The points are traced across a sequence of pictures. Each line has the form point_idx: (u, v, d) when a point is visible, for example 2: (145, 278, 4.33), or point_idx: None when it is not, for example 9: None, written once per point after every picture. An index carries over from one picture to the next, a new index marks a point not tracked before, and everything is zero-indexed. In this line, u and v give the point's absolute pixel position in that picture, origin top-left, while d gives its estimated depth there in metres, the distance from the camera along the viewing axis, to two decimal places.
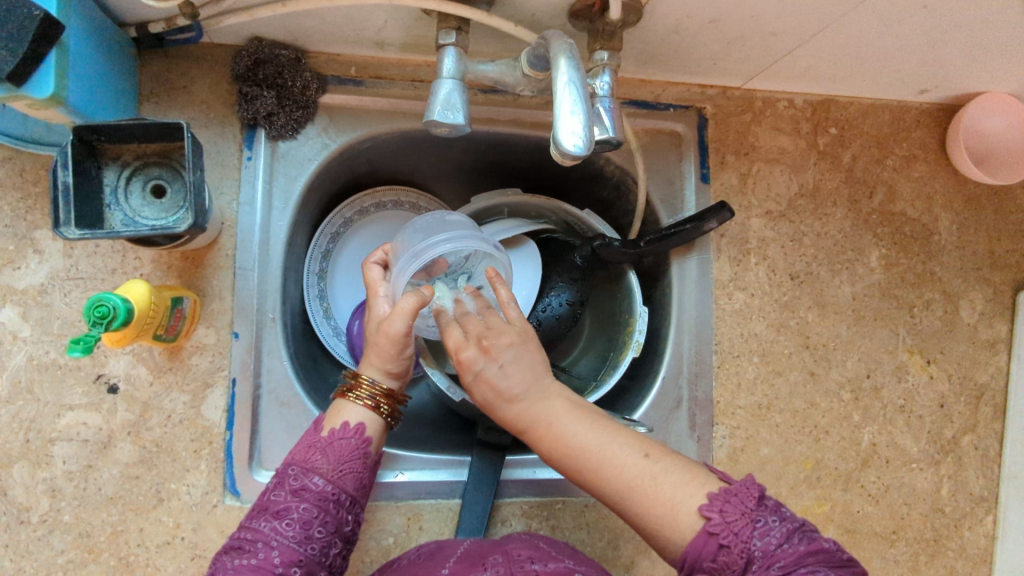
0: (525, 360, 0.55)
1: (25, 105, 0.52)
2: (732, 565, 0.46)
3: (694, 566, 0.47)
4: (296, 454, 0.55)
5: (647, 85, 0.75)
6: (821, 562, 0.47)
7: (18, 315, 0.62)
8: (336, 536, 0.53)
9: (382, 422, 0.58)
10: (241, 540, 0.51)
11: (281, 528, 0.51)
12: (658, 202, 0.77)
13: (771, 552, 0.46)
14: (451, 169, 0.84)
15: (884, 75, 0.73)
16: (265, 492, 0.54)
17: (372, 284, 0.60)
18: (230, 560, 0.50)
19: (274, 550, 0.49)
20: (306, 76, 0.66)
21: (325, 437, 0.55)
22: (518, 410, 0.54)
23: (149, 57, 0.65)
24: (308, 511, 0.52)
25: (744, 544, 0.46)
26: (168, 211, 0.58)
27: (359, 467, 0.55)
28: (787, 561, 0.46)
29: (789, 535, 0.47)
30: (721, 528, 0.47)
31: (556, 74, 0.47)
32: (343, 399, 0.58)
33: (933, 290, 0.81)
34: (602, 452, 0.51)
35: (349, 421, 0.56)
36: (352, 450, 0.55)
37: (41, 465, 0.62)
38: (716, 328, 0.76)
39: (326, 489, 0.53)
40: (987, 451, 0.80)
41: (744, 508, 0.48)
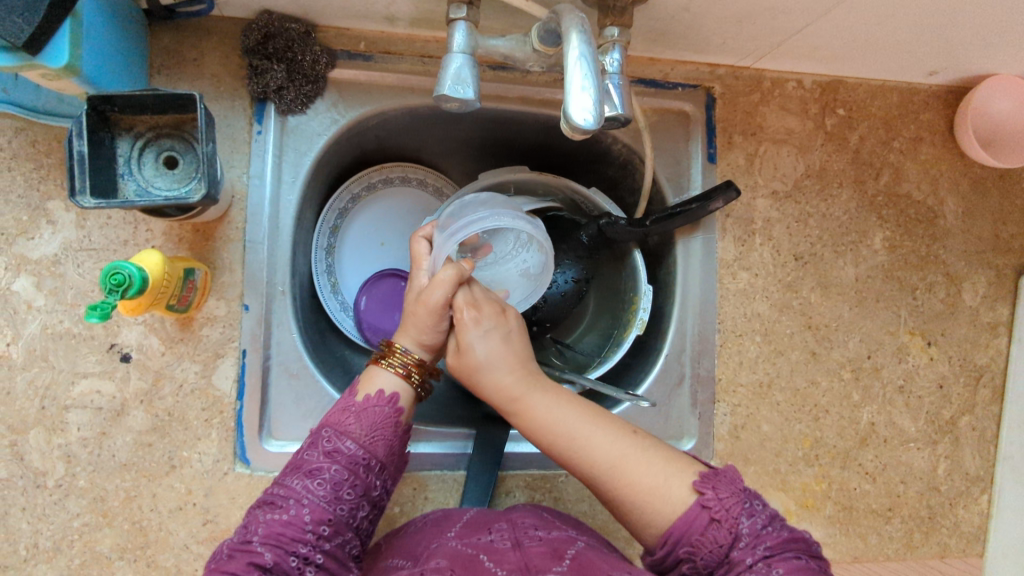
0: (511, 339, 0.58)
1: (39, 74, 0.52)
2: (720, 541, 0.48)
3: (682, 540, 0.49)
4: (330, 417, 0.56)
5: (655, 64, 0.75)
6: (804, 550, 0.48)
7: (32, 285, 0.63)
8: (364, 500, 0.53)
9: (413, 392, 0.59)
10: (273, 495, 0.51)
11: (313, 487, 0.51)
12: (665, 181, 0.77)
13: (757, 532, 0.48)
14: (459, 146, 0.85)
15: (893, 56, 0.73)
16: (299, 450, 0.54)
17: (417, 255, 0.61)
18: (262, 513, 0.51)
19: (305, 508, 0.50)
20: (316, 50, 0.66)
21: (359, 402, 0.56)
22: (505, 387, 0.56)
23: (160, 29, 0.65)
24: (339, 473, 0.52)
25: (733, 521, 0.48)
26: (180, 183, 0.58)
27: (391, 435, 0.56)
28: (772, 542, 0.48)
29: (773, 520, 0.49)
30: (713, 504, 0.49)
31: (567, 48, 0.47)
32: (375, 366, 0.58)
33: (936, 272, 0.81)
34: (591, 433, 0.53)
35: (384, 389, 0.57)
36: (385, 418, 0.56)
37: (56, 431, 0.63)
38: (720, 307, 0.77)
39: (358, 453, 0.54)
40: (984, 432, 0.82)
41: (735, 489, 0.50)
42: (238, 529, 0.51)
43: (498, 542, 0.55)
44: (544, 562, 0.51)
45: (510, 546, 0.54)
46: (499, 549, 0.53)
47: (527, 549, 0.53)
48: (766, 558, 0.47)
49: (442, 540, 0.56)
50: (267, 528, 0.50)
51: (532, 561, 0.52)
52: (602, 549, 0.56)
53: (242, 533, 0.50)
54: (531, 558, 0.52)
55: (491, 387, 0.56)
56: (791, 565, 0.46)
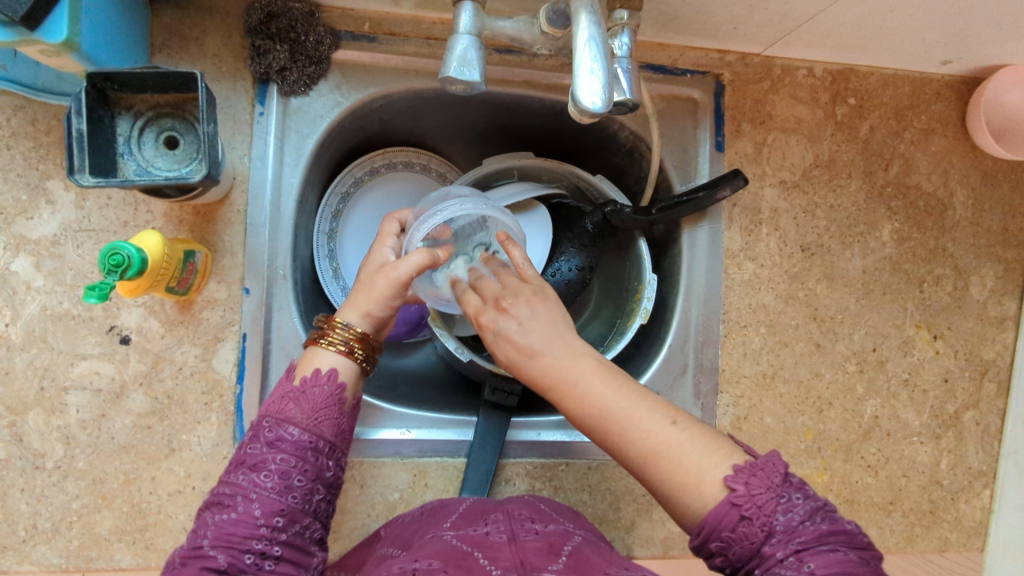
0: (542, 315, 0.52)
1: (38, 50, 0.51)
2: (751, 536, 0.44)
3: (713, 534, 0.45)
4: (269, 405, 0.53)
5: (664, 49, 0.74)
6: (842, 542, 0.44)
7: (31, 265, 0.62)
8: (317, 483, 0.51)
9: (357, 367, 0.56)
10: (222, 495, 0.49)
11: (259, 481, 0.49)
12: (671, 169, 0.76)
13: (793, 528, 0.44)
14: (463, 131, 0.83)
15: (907, 44, 0.72)
16: (240, 446, 0.52)
17: (382, 233, 0.59)
18: (212, 515, 0.49)
19: (253, 504, 0.48)
20: (320, 31, 0.65)
21: (297, 386, 0.54)
22: (540, 368, 0.50)
23: (161, 7, 0.64)
24: (285, 461, 0.50)
25: (766, 518, 0.44)
26: (180, 163, 0.57)
27: (337, 413, 0.54)
28: (807, 538, 0.43)
29: (812, 513, 0.45)
30: (744, 500, 0.44)
31: (576, 30, 0.46)
32: (315, 346, 0.56)
33: (944, 265, 0.80)
34: (630, 420, 0.48)
35: (321, 369, 0.55)
36: (327, 397, 0.54)
37: (55, 413, 0.63)
38: (725, 297, 0.76)
39: (303, 438, 0.51)
40: (988, 428, 0.81)
41: (770, 483, 0.45)
42: (188, 534, 0.49)
43: (493, 535, 0.54)
44: (540, 557, 0.51)
45: (505, 540, 0.53)
46: (495, 543, 0.53)
47: (522, 543, 0.53)
48: (799, 555, 0.43)
49: (437, 532, 0.56)
50: (217, 529, 0.48)
51: (528, 557, 0.51)
52: (598, 544, 0.56)
53: (192, 538, 0.49)
54: (526, 554, 0.51)
55: (536, 372, 0.50)
56: (827, 561, 0.43)
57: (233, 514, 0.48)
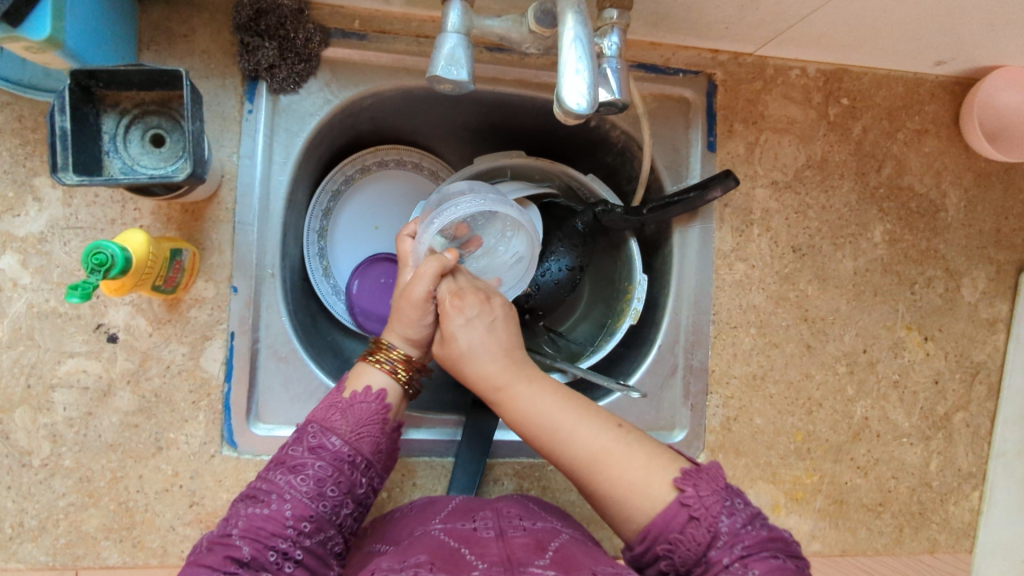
0: (497, 329, 0.57)
1: (22, 47, 0.51)
2: (698, 539, 0.47)
3: (661, 537, 0.48)
4: (316, 412, 0.55)
5: (656, 49, 0.74)
6: (779, 549, 0.47)
7: (18, 263, 0.62)
8: (349, 497, 0.52)
9: (402, 390, 0.58)
10: (257, 489, 0.51)
11: (295, 482, 0.50)
12: (662, 169, 0.76)
13: (737, 531, 0.47)
14: (455, 129, 0.83)
15: (900, 45, 0.71)
16: (284, 446, 0.53)
17: (403, 252, 0.62)
18: (244, 507, 0.50)
19: (286, 504, 0.49)
20: (309, 28, 0.65)
21: (346, 398, 0.55)
22: (490, 374, 0.55)
23: (149, 3, 0.64)
24: (323, 468, 0.51)
25: (712, 519, 0.47)
26: (167, 161, 0.57)
27: (378, 432, 0.55)
28: (750, 542, 0.47)
29: (753, 519, 0.48)
30: (693, 502, 0.48)
31: (562, 30, 0.46)
32: (366, 362, 0.59)
33: (936, 267, 0.80)
34: (575, 429, 0.52)
35: (371, 386, 0.56)
36: (372, 414, 0.55)
37: (42, 411, 0.62)
38: (715, 297, 0.76)
39: (343, 450, 0.53)
40: (978, 429, 0.81)
41: (716, 487, 0.49)
42: (219, 522, 0.50)
43: (481, 531, 0.54)
44: (527, 554, 0.51)
45: (493, 536, 0.54)
46: (483, 539, 0.53)
47: (510, 540, 0.53)
48: (743, 558, 0.46)
49: (425, 528, 0.56)
50: (248, 521, 0.49)
51: (515, 553, 0.51)
52: (585, 542, 0.56)
53: (223, 526, 0.50)
54: (513, 550, 0.51)
55: (490, 374, 0.55)
56: (769, 566, 0.45)
57: (265, 509, 0.49)
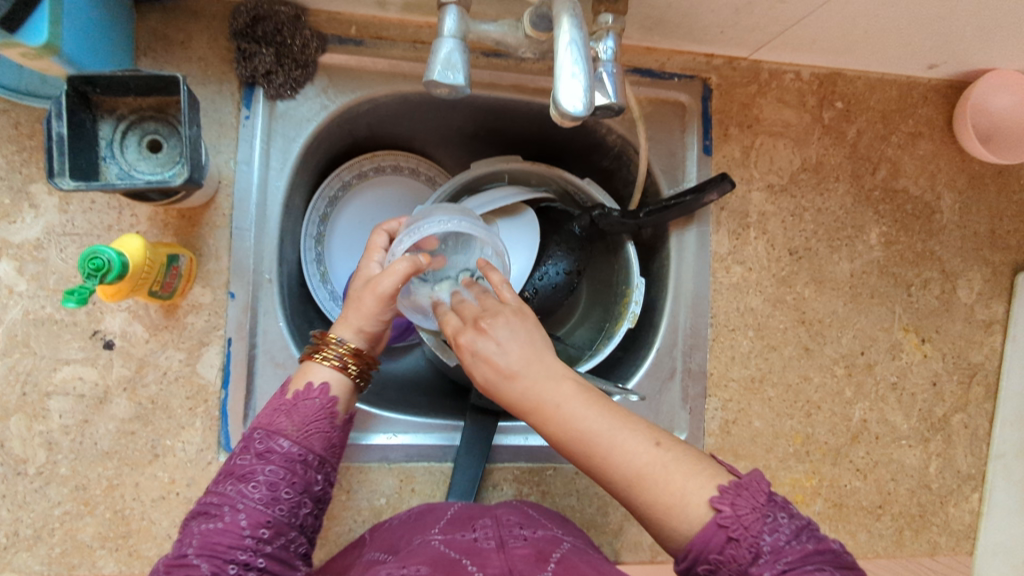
0: (522, 335, 0.50)
1: (19, 53, 0.51)
2: (739, 559, 0.44)
3: (700, 557, 0.45)
4: (260, 417, 0.54)
5: (652, 54, 0.74)
6: (828, 561, 0.44)
7: (13, 269, 0.62)
8: (306, 496, 0.52)
9: (350, 383, 0.57)
10: (209, 504, 0.49)
11: (246, 491, 0.49)
12: (659, 173, 0.76)
13: (780, 547, 0.44)
14: (452, 135, 0.83)
15: (893, 49, 0.72)
16: (230, 457, 0.52)
17: (371, 247, 0.60)
18: (197, 525, 0.49)
19: (240, 514, 0.48)
20: (306, 34, 0.65)
21: (289, 399, 0.54)
22: (519, 390, 0.49)
23: (146, 10, 0.64)
24: (274, 473, 0.51)
25: (754, 539, 0.44)
26: (163, 166, 0.57)
27: (328, 426, 0.54)
28: (794, 557, 0.44)
29: (798, 532, 0.45)
30: (731, 521, 0.45)
31: (558, 33, 0.46)
32: (311, 360, 0.57)
33: (932, 268, 0.81)
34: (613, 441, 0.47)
35: (314, 382, 0.55)
36: (319, 410, 0.54)
37: (37, 418, 0.62)
38: (713, 301, 0.76)
39: (293, 451, 0.52)
40: (976, 431, 0.81)
41: (756, 503, 0.45)
42: (172, 544, 0.49)
43: (482, 541, 0.54)
44: (528, 565, 0.50)
45: (494, 546, 0.53)
46: (483, 550, 0.52)
47: (511, 550, 0.53)
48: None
49: (424, 538, 0.55)
50: (203, 539, 0.48)
51: (516, 565, 0.50)
52: (587, 552, 0.55)
53: (177, 548, 0.48)
54: (514, 562, 0.51)
55: (514, 396, 0.49)
56: None
57: (218, 523, 0.48)
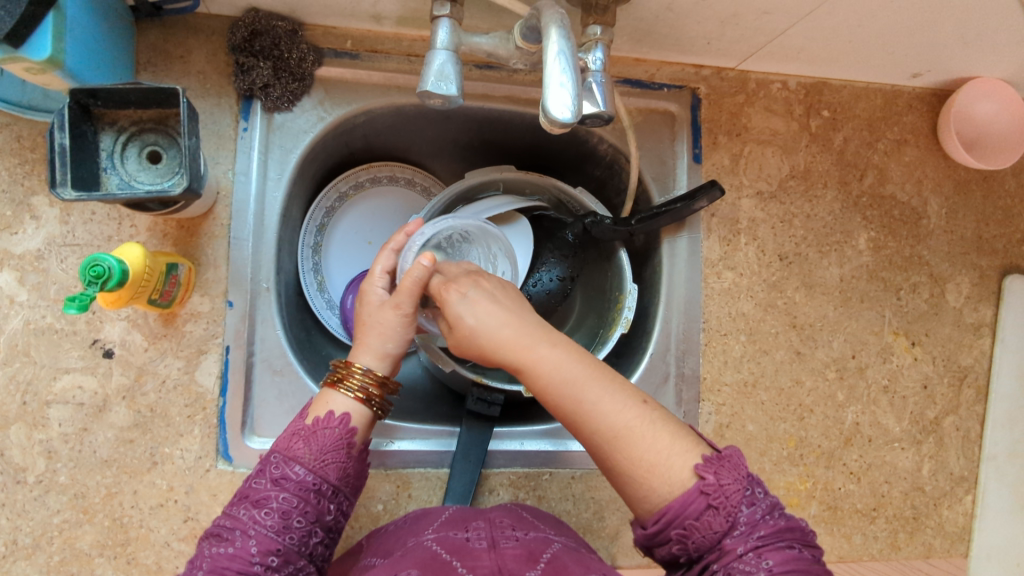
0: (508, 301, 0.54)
1: (22, 68, 0.52)
2: (715, 526, 0.46)
3: (676, 521, 0.46)
4: (279, 441, 0.54)
5: (641, 64, 0.76)
6: (797, 539, 0.46)
7: (15, 280, 0.63)
8: (317, 526, 0.52)
9: (369, 412, 0.57)
10: (221, 527, 0.50)
11: (259, 517, 0.50)
12: (649, 181, 0.78)
13: (755, 521, 0.46)
14: (446, 146, 0.85)
15: (876, 58, 0.74)
16: (247, 479, 0.53)
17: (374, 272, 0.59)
18: (209, 547, 0.50)
19: (251, 540, 0.49)
20: (303, 48, 0.67)
21: (308, 425, 0.54)
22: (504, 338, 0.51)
23: (146, 26, 0.65)
24: (287, 501, 0.51)
25: (732, 509, 0.46)
26: (163, 177, 0.58)
27: (344, 457, 0.54)
28: (767, 532, 0.46)
29: (772, 510, 0.47)
30: (714, 489, 0.46)
31: (547, 44, 0.48)
32: (331, 388, 0.57)
33: (920, 273, 0.82)
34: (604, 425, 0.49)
35: (333, 410, 0.55)
36: (336, 439, 0.54)
37: (37, 427, 0.63)
38: (704, 306, 0.77)
39: (308, 479, 0.52)
40: (968, 433, 0.82)
41: (738, 475, 0.47)
42: (184, 565, 0.50)
43: (473, 541, 0.55)
44: (519, 565, 0.51)
45: (485, 546, 0.54)
46: (474, 550, 0.53)
47: (502, 550, 0.53)
48: (759, 548, 0.45)
49: (418, 539, 0.56)
50: (212, 563, 0.48)
51: (506, 564, 0.51)
52: (578, 551, 0.56)
53: (187, 569, 0.49)
54: (506, 561, 0.51)
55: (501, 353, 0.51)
56: (784, 555, 0.45)
57: (229, 547, 0.48)
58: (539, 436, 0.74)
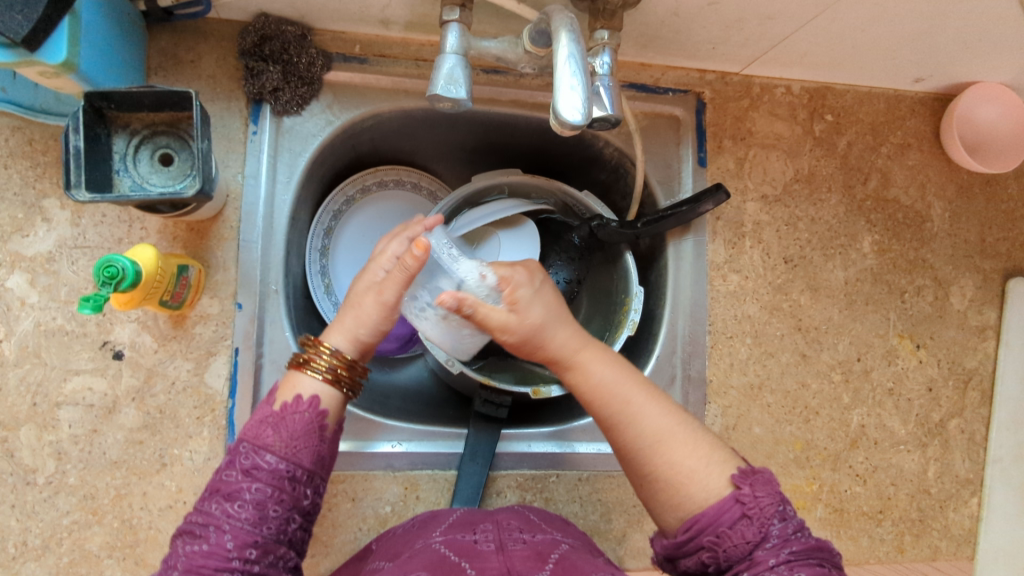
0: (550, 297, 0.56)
1: (37, 71, 0.53)
2: (747, 536, 0.46)
3: (709, 528, 0.47)
4: (248, 430, 0.53)
5: (646, 69, 0.76)
6: (828, 559, 0.46)
7: (26, 282, 0.63)
8: (294, 512, 0.52)
9: (339, 394, 0.56)
10: (195, 523, 0.50)
11: (233, 511, 0.49)
12: (655, 184, 0.78)
13: (787, 536, 0.46)
14: (452, 149, 0.85)
15: (880, 63, 0.74)
16: (218, 472, 0.52)
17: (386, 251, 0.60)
18: (184, 544, 0.49)
19: (226, 535, 0.49)
20: (312, 52, 0.68)
21: (276, 411, 0.53)
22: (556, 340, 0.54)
23: (156, 30, 0.66)
24: (261, 491, 0.50)
25: (766, 521, 0.46)
26: (175, 179, 0.59)
27: (316, 440, 0.54)
28: (799, 547, 0.46)
29: (804, 528, 0.48)
30: (748, 499, 0.47)
31: (557, 47, 0.49)
32: (296, 371, 0.56)
33: (924, 276, 0.82)
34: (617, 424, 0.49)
35: (301, 394, 0.55)
36: (307, 423, 0.54)
37: (47, 428, 0.63)
38: (710, 309, 0.77)
39: (280, 467, 0.51)
40: (973, 436, 0.82)
41: (773, 490, 0.48)
42: (162, 563, 0.50)
43: (482, 543, 0.55)
44: (527, 565, 0.51)
45: (494, 548, 0.54)
46: (483, 552, 0.53)
47: (511, 552, 0.53)
48: (790, 562, 0.45)
49: (426, 541, 0.56)
50: (189, 560, 0.48)
51: (515, 566, 0.51)
52: (585, 552, 0.56)
53: (165, 568, 0.49)
54: (513, 562, 0.52)
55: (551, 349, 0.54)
56: (814, 572, 0.45)
57: (204, 544, 0.48)
58: (546, 438, 0.74)
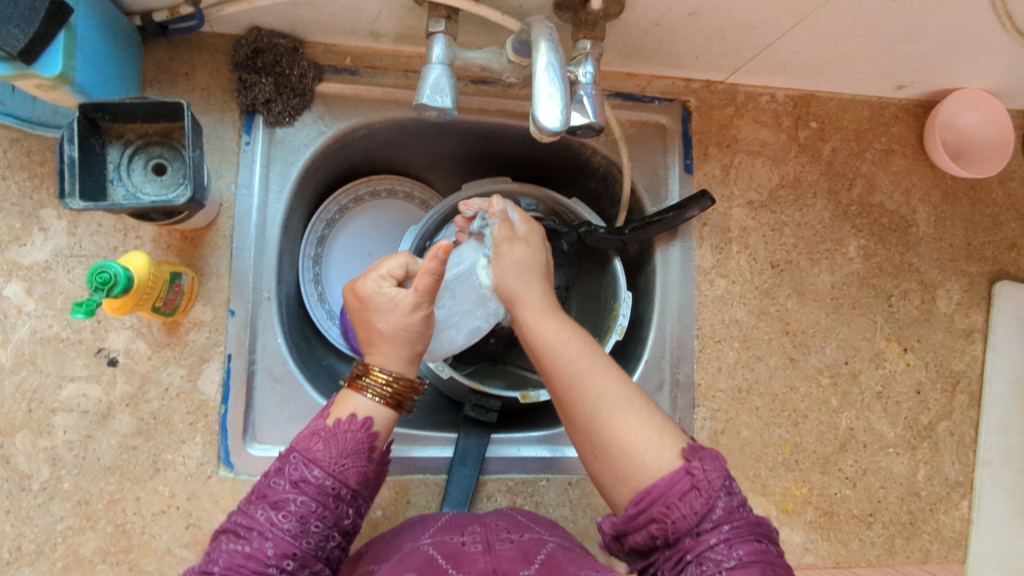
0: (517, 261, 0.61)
1: (34, 84, 0.55)
2: (695, 509, 0.46)
3: (659, 500, 0.47)
4: (299, 441, 0.53)
5: (632, 78, 0.78)
6: (765, 535, 0.48)
7: (23, 290, 0.64)
8: (335, 530, 0.51)
9: (390, 411, 0.56)
10: (239, 524, 0.50)
11: (276, 520, 0.49)
12: (643, 191, 0.80)
13: (731, 510, 0.47)
14: (444, 159, 0.87)
15: (861, 71, 0.76)
16: (265, 477, 0.52)
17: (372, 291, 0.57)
18: (225, 543, 0.49)
19: (268, 542, 0.48)
20: (304, 65, 0.69)
21: (329, 426, 0.53)
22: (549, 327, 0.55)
23: (152, 45, 0.68)
24: (306, 505, 0.50)
25: (712, 494, 0.47)
26: (168, 188, 0.60)
27: (364, 462, 0.53)
28: (741, 523, 0.47)
29: (745, 503, 0.48)
30: (697, 472, 0.47)
31: (536, 56, 0.50)
32: (351, 389, 0.56)
33: (910, 279, 0.83)
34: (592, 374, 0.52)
35: (355, 413, 0.55)
36: (357, 444, 0.53)
37: (42, 434, 0.64)
38: (698, 313, 0.78)
39: (326, 483, 0.51)
40: (962, 438, 0.82)
41: (719, 465, 0.48)
42: (201, 556, 0.49)
43: (469, 545, 0.55)
44: (513, 565, 0.52)
45: (481, 549, 0.54)
46: (469, 553, 0.54)
47: (497, 552, 0.54)
48: (731, 538, 0.46)
49: (414, 544, 0.57)
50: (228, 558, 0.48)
51: (501, 564, 0.52)
52: (571, 551, 0.57)
53: (204, 560, 0.49)
54: (500, 562, 0.52)
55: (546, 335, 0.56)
56: (753, 548, 0.46)
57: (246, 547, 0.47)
58: (537, 442, 0.74)
